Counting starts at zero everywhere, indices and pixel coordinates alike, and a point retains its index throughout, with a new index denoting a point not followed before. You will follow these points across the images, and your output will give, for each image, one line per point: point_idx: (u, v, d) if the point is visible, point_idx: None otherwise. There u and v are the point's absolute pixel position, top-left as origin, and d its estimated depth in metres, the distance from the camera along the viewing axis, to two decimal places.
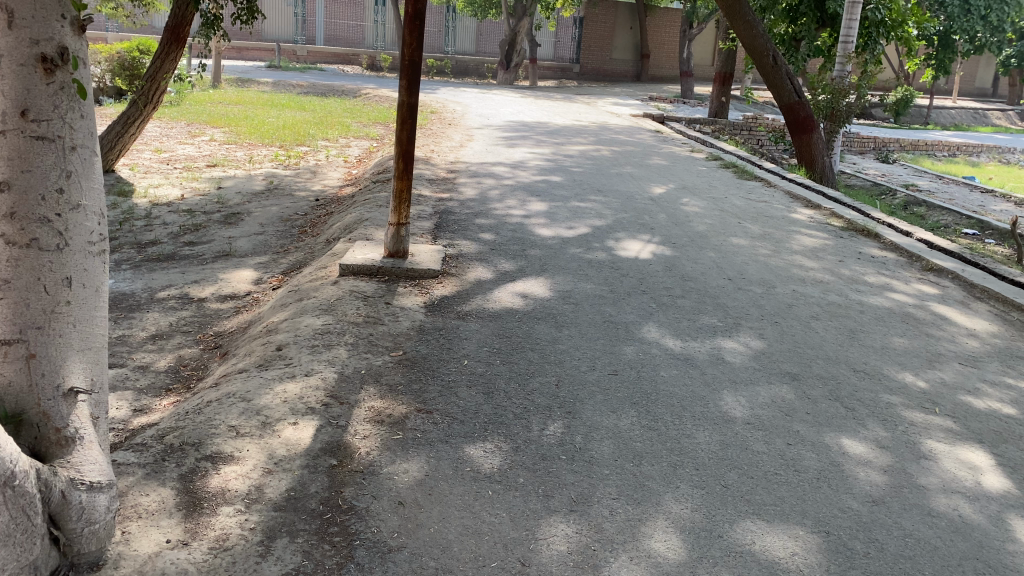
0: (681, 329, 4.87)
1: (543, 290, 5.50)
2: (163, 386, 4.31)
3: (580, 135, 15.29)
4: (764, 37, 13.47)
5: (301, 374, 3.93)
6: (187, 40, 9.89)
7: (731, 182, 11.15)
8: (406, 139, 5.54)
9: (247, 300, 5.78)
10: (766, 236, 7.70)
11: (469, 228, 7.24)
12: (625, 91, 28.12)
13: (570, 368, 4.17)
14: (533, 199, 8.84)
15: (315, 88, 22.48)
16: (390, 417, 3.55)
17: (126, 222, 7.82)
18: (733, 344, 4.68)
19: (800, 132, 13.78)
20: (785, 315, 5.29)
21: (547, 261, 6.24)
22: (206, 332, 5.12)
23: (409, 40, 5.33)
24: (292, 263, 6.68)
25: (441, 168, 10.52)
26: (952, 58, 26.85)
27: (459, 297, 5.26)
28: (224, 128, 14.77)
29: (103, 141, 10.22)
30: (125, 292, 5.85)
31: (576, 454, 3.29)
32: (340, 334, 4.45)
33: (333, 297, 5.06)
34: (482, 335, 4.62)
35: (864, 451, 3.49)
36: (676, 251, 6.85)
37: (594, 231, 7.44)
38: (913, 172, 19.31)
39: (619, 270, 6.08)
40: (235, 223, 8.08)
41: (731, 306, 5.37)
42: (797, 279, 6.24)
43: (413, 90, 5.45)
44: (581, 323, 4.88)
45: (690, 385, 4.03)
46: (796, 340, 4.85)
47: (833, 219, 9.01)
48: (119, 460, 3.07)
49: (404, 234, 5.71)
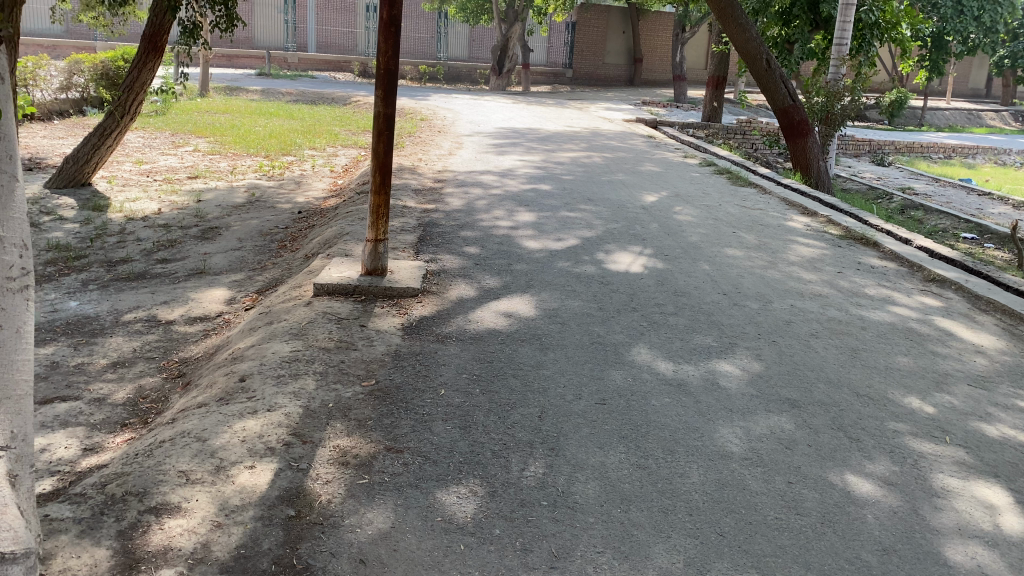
0: (673, 350, 4.59)
1: (528, 308, 5.22)
2: (119, 421, 4.03)
3: (572, 141, 15.05)
4: (758, 40, 13.22)
5: (263, 409, 3.64)
6: (165, 48, 9.58)
7: (725, 189, 10.90)
8: (383, 152, 5.26)
9: (217, 322, 5.50)
10: (762, 247, 7.44)
11: (454, 241, 6.97)
12: (618, 96, 27.91)
13: (554, 398, 3.89)
14: (521, 209, 8.58)
15: (304, 96, 22.20)
16: (356, 458, 3.28)
17: (99, 238, 7.53)
18: (729, 367, 4.40)
19: (795, 136, 13.53)
20: (783, 333, 5.02)
21: (533, 277, 5.97)
22: (170, 359, 4.83)
23: (384, 48, 5.05)
24: (268, 280, 6.40)
25: (428, 177, 10.26)
26: (946, 58, 26.68)
27: (439, 317, 4.98)
28: (209, 138, 14.48)
29: (77, 154, 9.80)
30: (89, 315, 5.56)
31: (558, 500, 3.02)
32: (309, 362, 4.17)
33: (304, 320, 4.78)
34: (462, 360, 4.33)
35: (871, 490, 3.22)
36: (668, 263, 6.58)
37: (584, 243, 7.17)
38: (909, 175, 19.09)
39: (608, 285, 5.81)
40: (212, 238, 7.79)
41: (726, 324, 5.10)
42: (794, 293, 5.97)
43: (390, 100, 5.17)
44: (568, 345, 4.60)
45: (683, 415, 3.75)
46: (795, 361, 4.58)
47: (830, 226, 8.76)
48: (52, 515, 2.81)
49: (382, 251, 5.43)
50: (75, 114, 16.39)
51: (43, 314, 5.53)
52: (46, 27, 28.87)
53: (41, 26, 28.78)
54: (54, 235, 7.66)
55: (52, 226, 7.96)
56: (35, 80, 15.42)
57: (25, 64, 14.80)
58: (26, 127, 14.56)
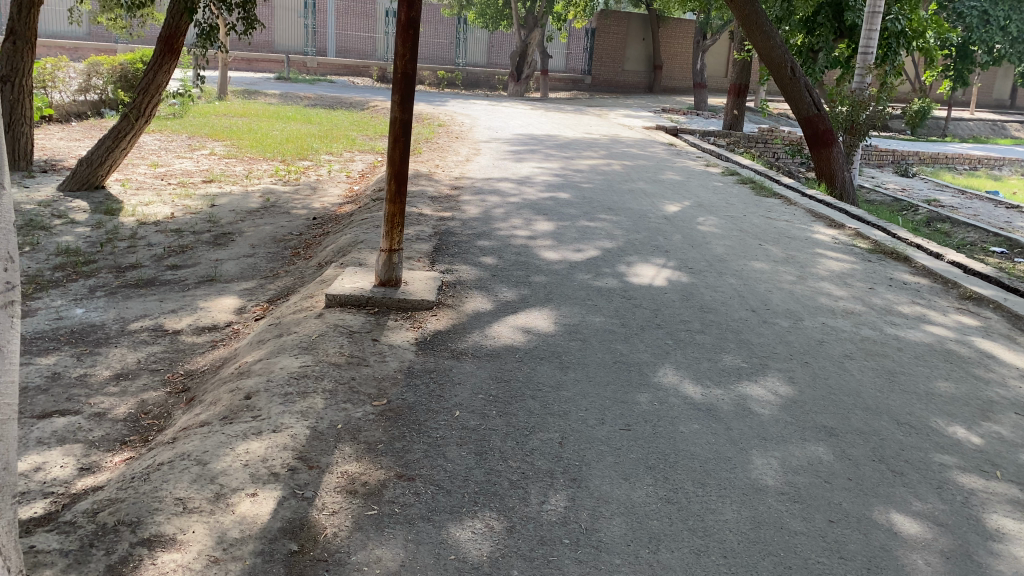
0: (701, 372, 4.37)
1: (547, 324, 5.00)
2: (118, 438, 3.84)
3: (591, 148, 14.84)
4: (782, 48, 12.97)
5: (268, 430, 3.45)
6: (181, 51, 9.43)
7: (749, 199, 10.65)
8: (399, 159, 5.07)
9: (225, 333, 5.32)
10: (789, 260, 7.18)
11: (471, 251, 6.77)
12: (638, 103, 27.71)
13: (575, 421, 3.68)
14: (540, 217, 8.37)
15: (323, 100, 22.15)
16: (365, 486, 3.07)
17: (109, 242, 7.38)
18: (760, 390, 4.18)
19: (819, 146, 13.24)
20: (816, 355, 4.78)
21: (553, 289, 5.75)
22: (175, 372, 4.64)
23: (402, 51, 4.86)
24: (279, 289, 6.22)
25: (445, 184, 10.07)
26: (970, 69, 26.29)
27: (454, 332, 4.77)
28: (225, 142, 14.38)
29: (92, 156, 9.70)
30: (95, 323, 5.39)
31: (581, 538, 2.81)
32: (318, 378, 3.97)
33: (314, 333, 4.58)
34: (478, 379, 4.12)
35: (919, 531, 2.99)
36: (692, 276, 6.34)
37: (605, 254, 6.95)
38: (934, 186, 18.74)
39: (631, 300, 5.59)
40: (224, 244, 7.63)
41: (756, 344, 4.87)
42: (825, 310, 5.72)
43: (407, 105, 4.98)
44: (589, 364, 4.38)
45: (713, 444, 3.54)
46: (830, 385, 4.34)
47: (859, 240, 8.49)
48: (39, 546, 2.62)
49: (396, 261, 5.23)
50: (93, 117, 16.34)
51: (48, 321, 5.37)
52: (68, 28, 29.03)
53: (63, 28, 28.96)
54: (64, 238, 7.52)
55: (63, 230, 7.82)
56: (53, 81, 15.37)
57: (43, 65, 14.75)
58: (43, 129, 14.52)
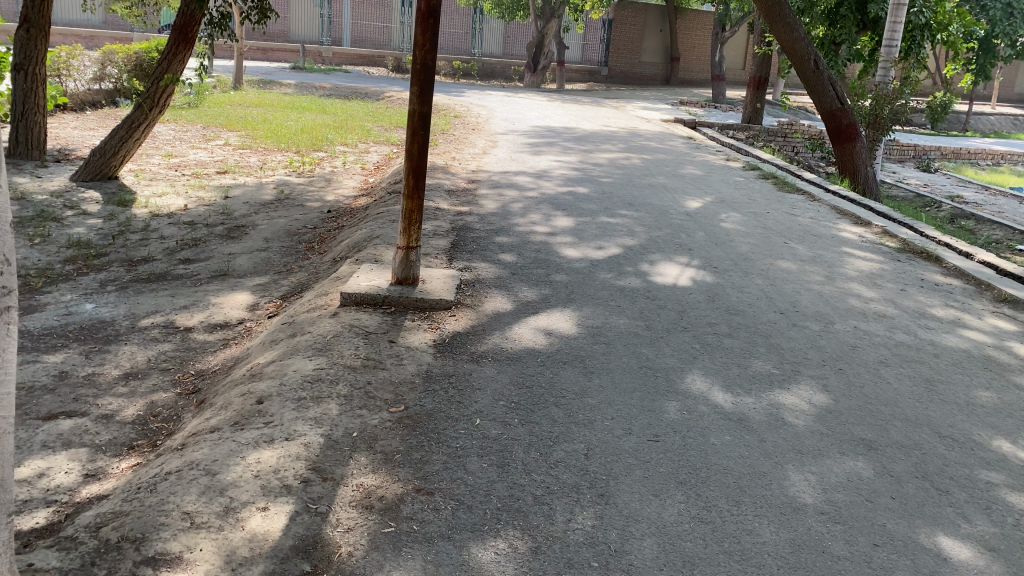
0: (731, 379, 4.19)
1: (569, 325, 4.83)
2: (125, 442, 3.70)
3: (610, 141, 14.63)
4: (806, 40, 12.71)
5: (280, 438, 3.30)
6: (196, 40, 9.31)
7: (771, 195, 10.42)
8: (417, 154, 4.90)
9: (238, 330, 5.18)
10: (816, 260, 6.97)
11: (489, 247, 6.60)
12: (655, 95, 27.44)
13: (601, 432, 3.51)
14: (558, 213, 8.19)
15: (338, 91, 22.01)
16: (382, 501, 2.92)
17: (121, 235, 7.25)
18: (793, 400, 4.00)
19: (842, 141, 12.97)
20: (849, 361, 4.60)
21: (574, 289, 5.58)
22: (186, 372, 4.51)
23: (422, 41, 4.69)
24: (293, 286, 6.07)
25: (461, 178, 9.89)
26: (993, 62, 25.82)
27: (474, 334, 4.61)
28: (240, 132, 14.26)
29: (104, 146, 9.60)
30: (105, 319, 5.26)
31: (611, 560, 2.65)
32: (333, 382, 3.82)
33: (329, 334, 4.43)
34: (498, 385, 3.96)
35: (971, 558, 2.81)
36: (717, 276, 6.15)
37: (626, 252, 6.76)
38: (957, 182, 18.39)
39: (655, 301, 5.40)
40: (237, 237, 7.50)
41: (787, 350, 4.68)
42: (856, 313, 5.52)
43: (426, 98, 4.82)
44: (614, 369, 4.21)
45: (746, 458, 3.37)
46: (867, 394, 4.15)
47: (886, 238, 8.26)
48: (39, 565, 2.49)
49: (413, 259, 5.08)
50: (107, 106, 16.24)
51: (57, 317, 5.24)
52: (85, 17, 29.05)
53: (80, 17, 28.96)
54: (76, 230, 7.39)
55: (75, 221, 7.70)
56: (68, 69, 15.29)
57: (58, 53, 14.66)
58: (58, 118, 14.45)
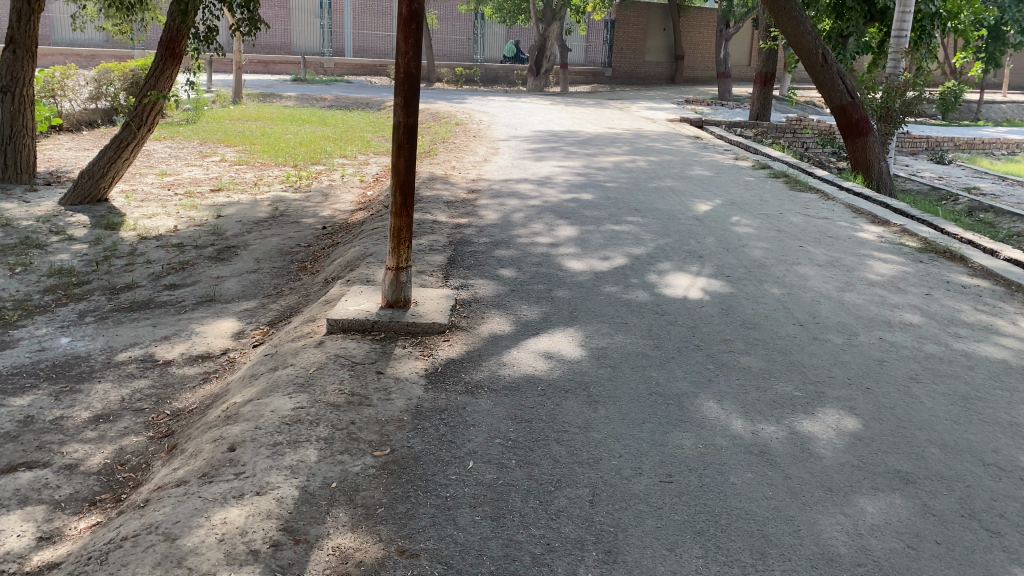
0: (750, 404, 3.83)
1: (573, 347, 4.48)
2: (87, 497, 3.38)
3: (614, 144, 14.28)
4: (812, 33, 12.34)
5: (251, 493, 2.98)
6: (184, 55, 9.04)
7: (783, 194, 10.06)
8: (404, 168, 4.58)
9: (219, 363, 4.87)
10: (834, 264, 6.60)
11: (488, 262, 6.27)
12: (661, 95, 27.08)
13: (607, 473, 3.17)
14: (562, 222, 7.85)
15: (340, 101, 21.74)
16: (360, 566, 2.58)
17: (106, 260, 6.97)
18: (818, 426, 3.65)
19: (853, 135, 12.56)
20: (877, 379, 4.23)
21: (577, 305, 5.23)
22: (161, 413, 4.19)
23: (405, 49, 4.37)
24: (282, 310, 5.76)
25: (461, 188, 9.56)
26: (1003, 49, 25.42)
27: (469, 361, 4.27)
28: (237, 147, 13.99)
29: (93, 167, 9.34)
30: (80, 354, 4.96)
31: None
32: (313, 424, 3.49)
33: (312, 366, 4.10)
34: (494, 420, 3.61)
35: None
36: (730, 285, 5.80)
37: (633, 262, 6.42)
38: (972, 173, 17.96)
39: (664, 316, 5.05)
40: (227, 259, 7.20)
41: (808, 368, 4.32)
42: (880, 322, 5.15)
43: (411, 108, 4.49)
44: (621, 397, 3.86)
45: (770, 500, 3.02)
46: (898, 417, 3.79)
47: (906, 237, 7.87)
48: None
49: (404, 280, 4.76)
50: (104, 125, 15.93)
51: (29, 354, 4.94)
52: (86, 36, 28.94)
53: (81, 37, 28.87)
54: (60, 257, 7.11)
55: (59, 247, 7.43)
56: (63, 90, 15.04)
57: (52, 72, 14.42)
58: (53, 139, 14.22)
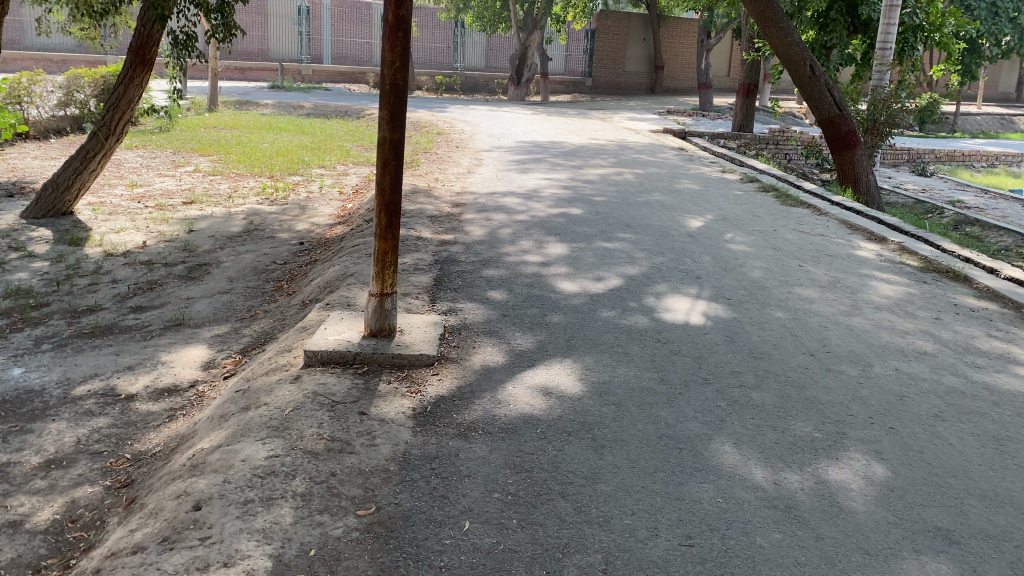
0: (768, 449, 3.52)
1: (572, 382, 4.14)
2: (31, 563, 2.99)
3: (600, 155, 14.00)
4: (800, 45, 12.13)
5: (217, 564, 2.61)
6: (155, 61, 8.63)
7: (774, 209, 9.80)
8: (390, 187, 4.23)
9: (187, 397, 4.48)
10: (836, 285, 6.32)
11: (476, 283, 5.93)
12: (642, 105, 26.87)
13: (620, 535, 2.85)
14: (551, 239, 7.53)
15: (318, 109, 21.26)
16: None
17: (68, 280, 6.53)
18: (844, 474, 3.35)
19: (841, 148, 12.34)
20: (899, 417, 3.93)
21: (573, 333, 4.90)
22: (120, 457, 3.80)
23: (391, 59, 4.03)
24: (256, 337, 5.37)
25: (445, 201, 9.21)
26: (979, 61, 25.55)
27: (460, 399, 3.91)
28: (212, 157, 13.54)
29: (57, 179, 8.90)
30: (34, 388, 4.55)
31: None
32: (289, 476, 3.13)
33: (287, 407, 3.72)
34: (491, 469, 3.27)
35: None
36: (732, 309, 5.49)
37: (628, 283, 6.10)
38: (955, 185, 17.89)
39: (667, 345, 4.72)
40: (198, 278, 6.80)
41: (826, 405, 4.01)
42: (893, 350, 4.86)
43: (397, 122, 4.16)
44: (629, 440, 3.53)
45: (803, 567, 2.70)
46: (929, 461, 3.49)
47: (905, 256, 7.61)
48: None
49: (388, 308, 4.41)
50: (73, 132, 15.42)
51: None
52: (58, 42, 28.26)
53: (51, 41, 28.25)
54: (18, 276, 6.67)
55: (19, 265, 6.98)
56: (30, 96, 14.60)
57: (17, 78, 14.02)
58: (19, 148, 13.67)
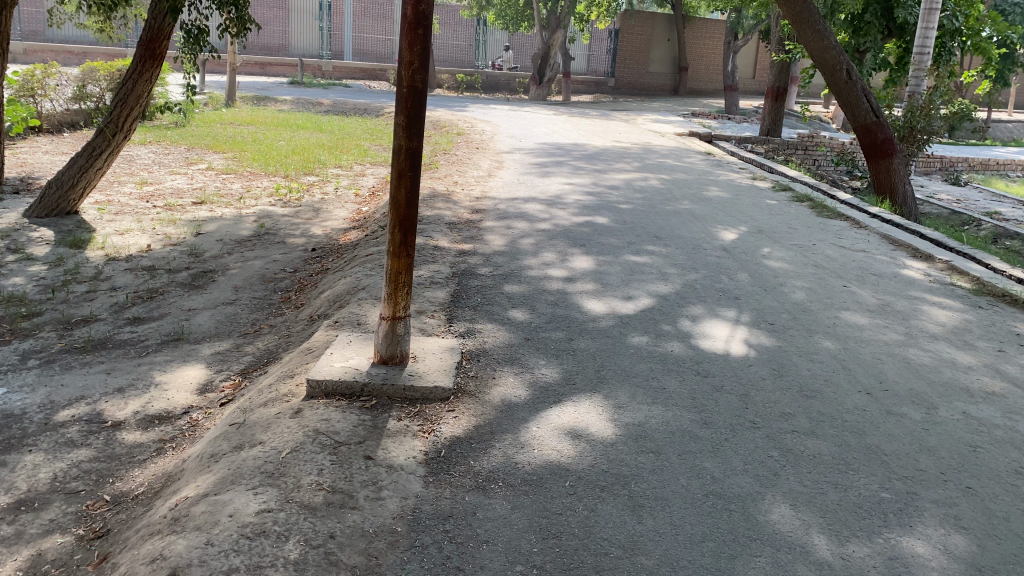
0: (832, 514, 3.06)
1: (603, 424, 3.70)
2: None
3: (624, 159, 13.54)
4: (837, 48, 11.57)
5: None
6: (165, 57, 8.24)
7: (811, 221, 9.30)
8: (405, 201, 3.82)
9: (178, 427, 4.08)
10: (886, 310, 5.85)
11: (497, 301, 5.49)
12: (665, 106, 26.35)
13: None
14: (576, 250, 7.10)
15: (337, 107, 20.94)
16: None
17: (64, 286, 6.18)
18: (923, 547, 2.89)
19: (877, 157, 11.78)
20: (976, 474, 3.46)
21: (603, 363, 4.45)
22: (98, 500, 3.40)
23: (408, 58, 3.60)
24: (258, 355, 4.98)
25: (464, 207, 8.78)
26: (1014, 67, 24.80)
27: (478, 443, 3.47)
28: (226, 154, 13.21)
29: (61, 177, 8.56)
30: (13, 412, 4.17)
31: None
32: (282, 538, 2.71)
33: (285, 448, 3.31)
34: (512, 533, 2.84)
35: None
36: (775, 337, 5.03)
37: (661, 303, 5.66)
38: (991, 196, 17.25)
39: (708, 379, 4.27)
40: (201, 286, 6.42)
41: (891, 457, 3.55)
42: (958, 390, 4.39)
43: (414, 129, 3.73)
44: (672, 499, 3.09)
45: None
46: (1018, 533, 3.02)
47: (955, 276, 7.10)
48: None
49: (400, 333, 3.98)
50: (87, 127, 15.13)
51: None
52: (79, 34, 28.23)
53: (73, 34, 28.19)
54: (13, 281, 6.33)
55: (15, 269, 6.63)
56: (44, 89, 14.27)
57: (30, 71, 13.74)
58: (30, 142, 13.40)
